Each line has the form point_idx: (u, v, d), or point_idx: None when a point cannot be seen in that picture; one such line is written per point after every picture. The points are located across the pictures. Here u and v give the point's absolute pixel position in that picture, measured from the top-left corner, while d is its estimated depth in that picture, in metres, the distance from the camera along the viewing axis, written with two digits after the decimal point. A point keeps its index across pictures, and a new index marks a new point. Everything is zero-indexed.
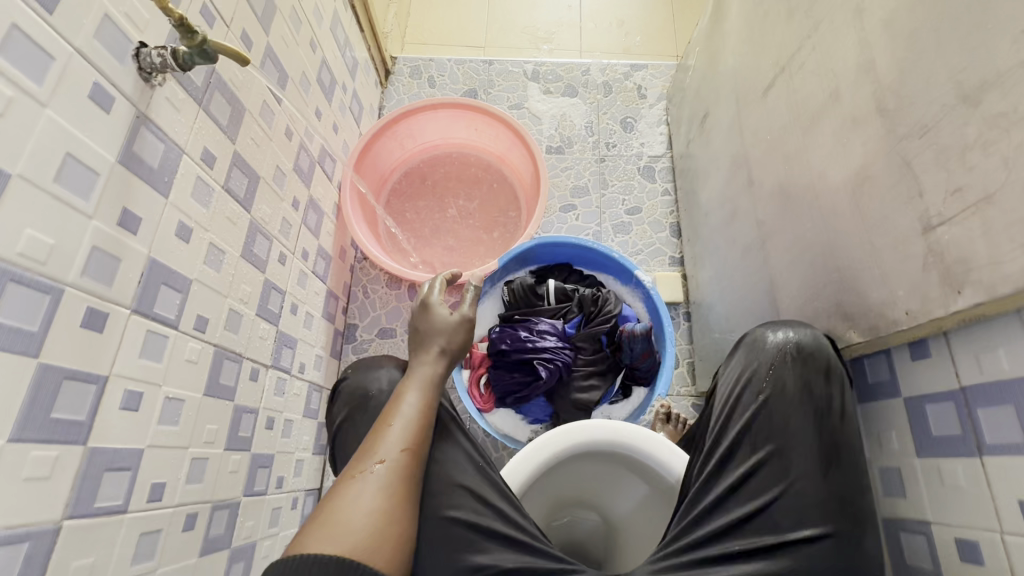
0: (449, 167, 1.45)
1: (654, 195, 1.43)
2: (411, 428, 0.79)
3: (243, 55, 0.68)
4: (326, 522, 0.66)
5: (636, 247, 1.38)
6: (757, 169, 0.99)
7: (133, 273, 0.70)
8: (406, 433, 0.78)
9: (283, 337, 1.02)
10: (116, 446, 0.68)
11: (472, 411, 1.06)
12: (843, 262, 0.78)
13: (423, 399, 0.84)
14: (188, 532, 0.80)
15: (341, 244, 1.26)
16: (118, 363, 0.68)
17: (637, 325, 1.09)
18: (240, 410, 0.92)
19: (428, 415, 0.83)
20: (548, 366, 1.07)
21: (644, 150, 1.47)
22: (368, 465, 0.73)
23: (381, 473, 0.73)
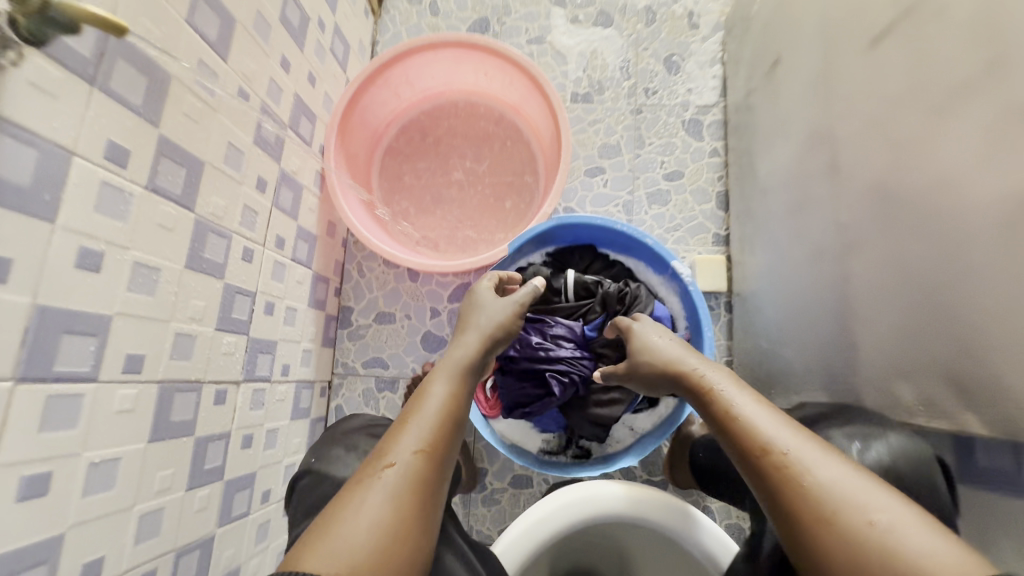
0: (455, 119, 1.22)
1: (699, 157, 1.18)
2: (438, 426, 0.55)
3: (119, 25, 0.45)
4: (311, 554, 0.43)
5: (674, 221, 1.16)
6: (847, 155, 0.72)
7: (9, 334, 0.46)
8: (431, 432, 0.54)
9: (257, 342, 0.86)
10: (33, 565, 0.49)
11: (476, 421, 0.93)
12: (959, 319, 0.55)
13: (453, 388, 0.60)
14: None
15: (328, 219, 1.09)
16: (6, 451, 0.47)
17: None
18: (203, 440, 0.74)
19: (461, 409, 0.59)
20: (561, 380, 0.91)
21: (691, 99, 1.20)
22: (375, 469, 0.50)
23: (393, 483, 0.49)
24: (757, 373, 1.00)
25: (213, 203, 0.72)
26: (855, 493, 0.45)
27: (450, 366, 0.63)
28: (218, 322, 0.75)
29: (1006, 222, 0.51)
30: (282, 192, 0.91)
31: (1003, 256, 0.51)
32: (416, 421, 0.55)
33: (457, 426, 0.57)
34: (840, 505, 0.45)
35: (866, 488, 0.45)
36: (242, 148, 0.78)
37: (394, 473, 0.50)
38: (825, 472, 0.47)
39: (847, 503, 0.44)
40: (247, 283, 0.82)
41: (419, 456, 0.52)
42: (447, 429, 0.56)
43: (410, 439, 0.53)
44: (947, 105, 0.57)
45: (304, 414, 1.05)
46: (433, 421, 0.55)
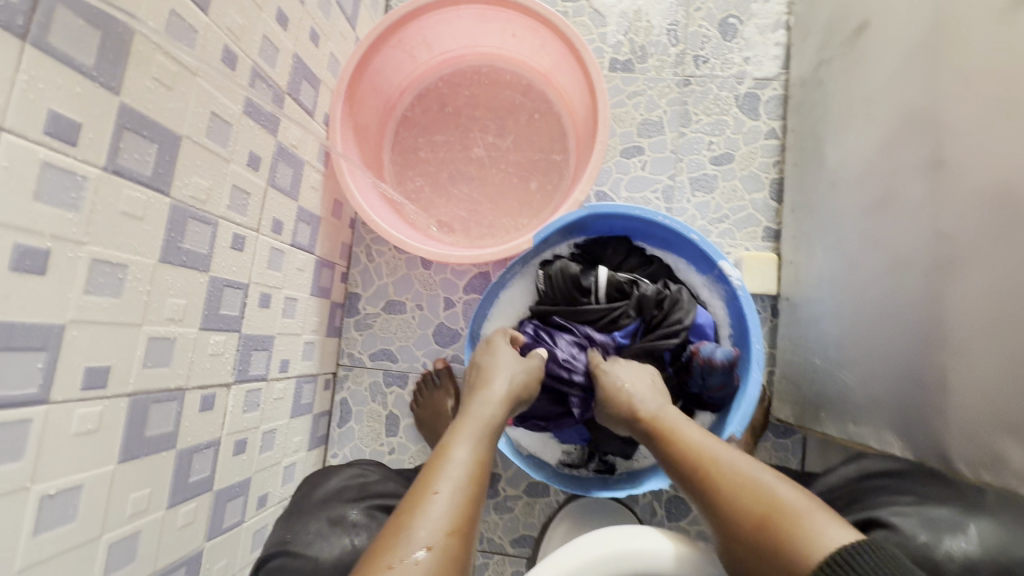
0: (476, 88, 1.09)
1: (753, 137, 1.04)
2: (467, 506, 0.50)
3: None
4: None
5: (720, 211, 1.03)
6: (956, 148, 0.58)
7: None
8: (461, 506, 0.50)
9: (250, 339, 0.77)
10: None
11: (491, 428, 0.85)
12: None
13: (475, 460, 0.55)
14: None
15: (333, 196, 0.98)
16: None
17: (718, 348, 0.79)
18: (188, 451, 0.66)
19: (484, 481, 0.54)
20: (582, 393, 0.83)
21: (748, 70, 1.05)
22: (404, 556, 0.45)
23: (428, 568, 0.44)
24: (797, 390, 0.88)
25: (194, 185, 0.62)
26: (794, 500, 0.48)
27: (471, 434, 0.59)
28: (203, 321, 0.67)
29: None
30: (279, 169, 0.80)
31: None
32: (440, 499, 0.49)
33: (482, 502, 0.52)
34: (774, 506, 0.48)
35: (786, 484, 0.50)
36: (229, 120, 0.67)
37: (430, 557, 0.45)
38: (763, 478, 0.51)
39: (774, 502, 0.48)
40: (238, 275, 0.73)
41: (448, 539, 0.47)
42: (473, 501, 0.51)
43: (440, 513, 0.48)
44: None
45: (306, 410, 0.98)
46: (461, 498, 0.50)
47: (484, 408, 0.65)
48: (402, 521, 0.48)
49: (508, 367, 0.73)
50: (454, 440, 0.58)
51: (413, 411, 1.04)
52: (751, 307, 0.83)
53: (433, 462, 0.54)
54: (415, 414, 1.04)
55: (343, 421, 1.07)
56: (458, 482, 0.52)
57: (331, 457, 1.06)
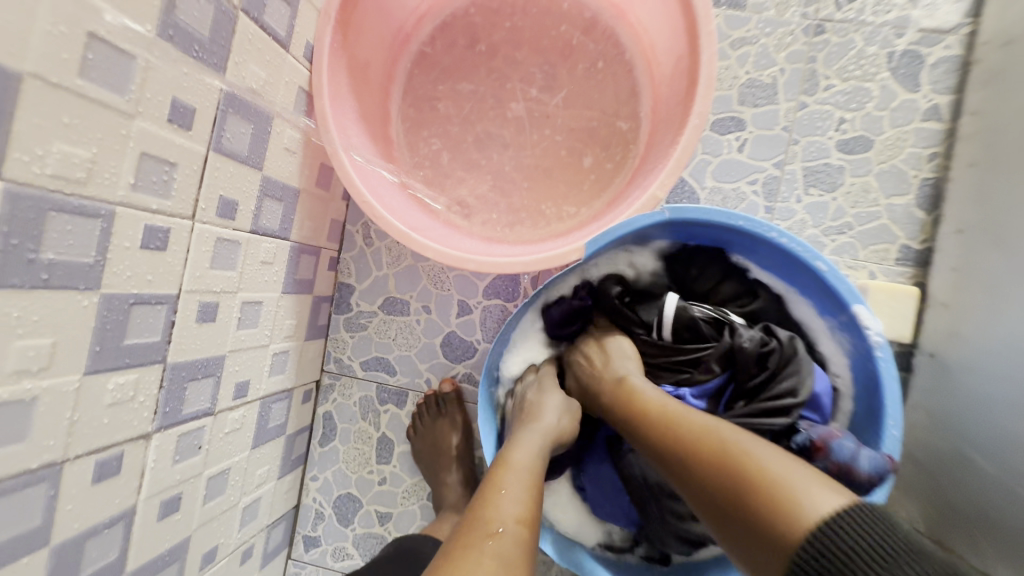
0: (520, 17, 0.79)
1: (906, 117, 0.73)
2: (533, 505, 0.48)
3: None
4: None
5: (843, 218, 0.75)
6: None
7: None
8: (527, 498, 0.48)
9: (184, 368, 0.56)
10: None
11: None
12: None
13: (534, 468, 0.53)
14: None
15: (317, 161, 0.73)
16: None
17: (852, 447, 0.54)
18: (73, 539, 0.46)
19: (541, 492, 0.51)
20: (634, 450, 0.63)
21: (914, 16, 0.72)
22: (480, 533, 0.44)
23: (506, 554, 0.43)
24: (952, 488, 0.64)
25: (59, 157, 0.39)
26: (764, 457, 0.41)
27: (525, 439, 0.57)
28: (92, 362, 0.45)
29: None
30: (229, 126, 0.54)
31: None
32: (507, 490, 0.48)
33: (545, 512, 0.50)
34: (737, 458, 0.42)
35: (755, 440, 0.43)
36: (125, 48, 0.42)
37: (507, 540, 0.44)
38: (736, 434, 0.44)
39: (739, 456, 0.42)
40: (159, 285, 0.50)
41: (523, 530, 0.45)
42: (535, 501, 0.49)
43: (510, 508, 0.46)
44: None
45: (278, 433, 0.78)
46: (524, 495, 0.48)
47: (535, 434, 0.58)
48: (476, 510, 0.47)
49: (558, 402, 0.63)
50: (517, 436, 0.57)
51: (409, 439, 0.84)
52: (892, 375, 0.58)
53: (496, 460, 0.54)
54: (412, 444, 0.83)
55: (326, 439, 0.87)
56: (522, 482, 0.50)
57: (310, 480, 0.88)
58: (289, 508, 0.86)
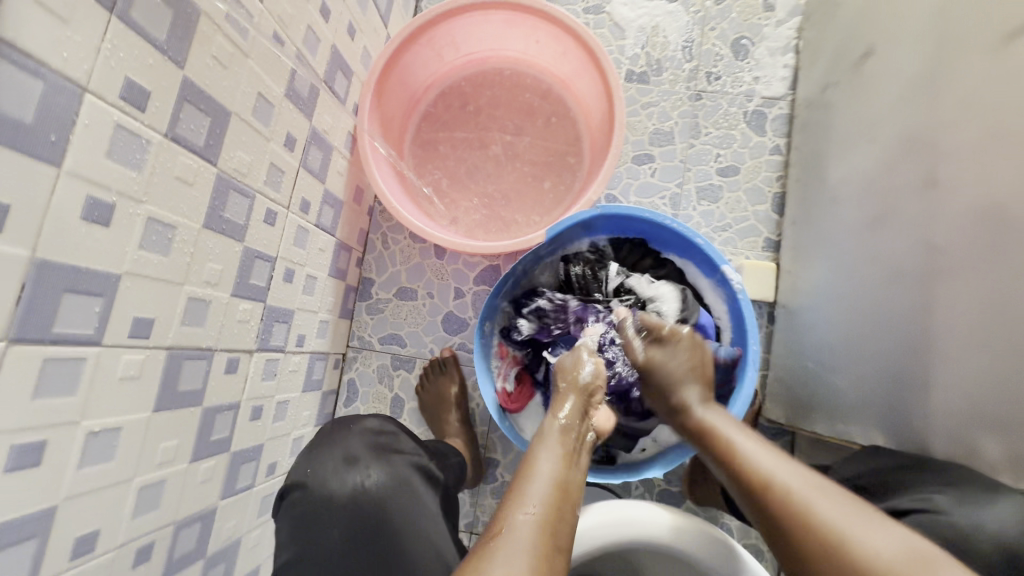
0: (498, 89, 1.14)
1: (759, 152, 1.09)
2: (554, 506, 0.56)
3: None
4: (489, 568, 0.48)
5: (723, 220, 1.08)
6: (950, 168, 0.60)
7: (4, 291, 0.41)
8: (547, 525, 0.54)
9: (273, 311, 0.81)
10: (19, 540, 0.46)
11: (489, 400, 0.92)
12: None
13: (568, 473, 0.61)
14: (142, 567, 0.61)
15: (355, 183, 1.02)
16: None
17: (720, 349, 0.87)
18: (211, 411, 0.70)
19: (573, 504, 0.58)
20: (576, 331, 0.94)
21: (756, 89, 1.10)
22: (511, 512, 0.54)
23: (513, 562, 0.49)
24: (790, 389, 0.91)
25: (237, 159, 0.67)
26: (834, 515, 0.51)
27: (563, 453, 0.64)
28: (235, 288, 0.70)
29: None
30: (310, 151, 0.84)
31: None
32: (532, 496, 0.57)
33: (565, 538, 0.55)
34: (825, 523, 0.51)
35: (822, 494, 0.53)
36: (271, 100, 0.71)
37: (531, 544, 0.51)
38: (780, 471, 0.57)
39: (865, 549, 0.48)
40: (268, 247, 0.77)
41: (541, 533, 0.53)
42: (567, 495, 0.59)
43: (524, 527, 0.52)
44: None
45: (317, 386, 1.01)
46: (551, 490, 0.58)
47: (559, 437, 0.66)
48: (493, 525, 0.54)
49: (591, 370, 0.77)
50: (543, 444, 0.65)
51: (417, 394, 1.08)
52: (748, 308, 0.88)
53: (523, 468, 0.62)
54: (419, 398, 1.07)
55: (349, 401, 1.10)
56: (531, 532, 0.53)
57: None
58: None
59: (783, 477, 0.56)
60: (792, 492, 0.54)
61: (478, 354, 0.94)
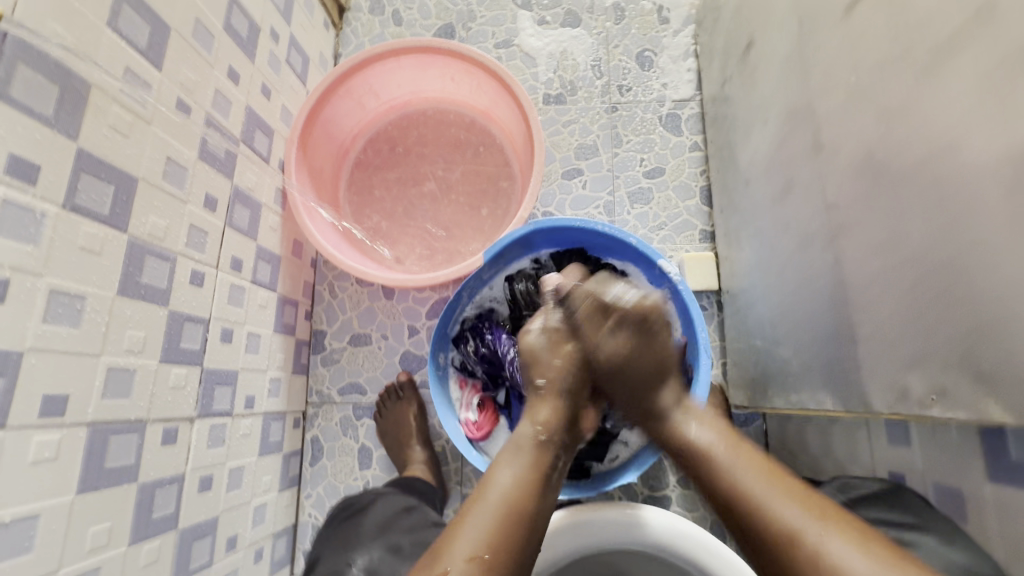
0: (424, 129, 1.17)
1: (680, 151, 1.14)
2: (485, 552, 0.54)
3: None
4: None
5: (658, 219, 1.11)
6: (831, 131, 0.64)
7: None
8: (491, 538, 0.55)
9: (213, 375, 0.79)
10: None
11: (454, 436, 0.90)
12: (957, 294, 0.48)
13: (526, 470, 0.62)
14: None
15: (292, 237, 1.03)
16: None
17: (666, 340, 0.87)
18: (149, 487, 0.66)
19: (534, 502, 0.60)
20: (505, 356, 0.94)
21: (667, 94, 1.16)
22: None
23: None
24: (748, 371, 0.92)
25: (151, 224, 0.66)
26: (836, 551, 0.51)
27: (518, 444, 0.65)
28: (163, 354, 0.69)
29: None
30: (236, 211, 0.84)
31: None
32: (491, 507, 0.58)
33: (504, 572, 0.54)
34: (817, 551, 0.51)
35: (789, 503, 0.56)
36: (184, 164, 0.72)
37: (482, 561, 0.53)
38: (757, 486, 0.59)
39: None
40: (199, 310, 0.76)
41: (495, 548, 0.55)
42: (531, 499, 0.60)
43: (475, 545, 0.54)
44: (953, 46, 0.47)
45: (276, 448, 0.97)
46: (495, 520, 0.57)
47: (513, 451, 0.64)
48: (442, 547, 0.56)
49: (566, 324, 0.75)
50: (502, 460, 0.64)
51: (376, 422, 1.04)
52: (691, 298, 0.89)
53: (485, 477, 0.63)
54: (378, 426, 1.04)
55: (315, 459, 1.06)
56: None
57: (304, 498, 1.04)
58: (289, 523, 1.02)
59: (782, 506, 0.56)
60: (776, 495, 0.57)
61: (435, 392, 0.93)
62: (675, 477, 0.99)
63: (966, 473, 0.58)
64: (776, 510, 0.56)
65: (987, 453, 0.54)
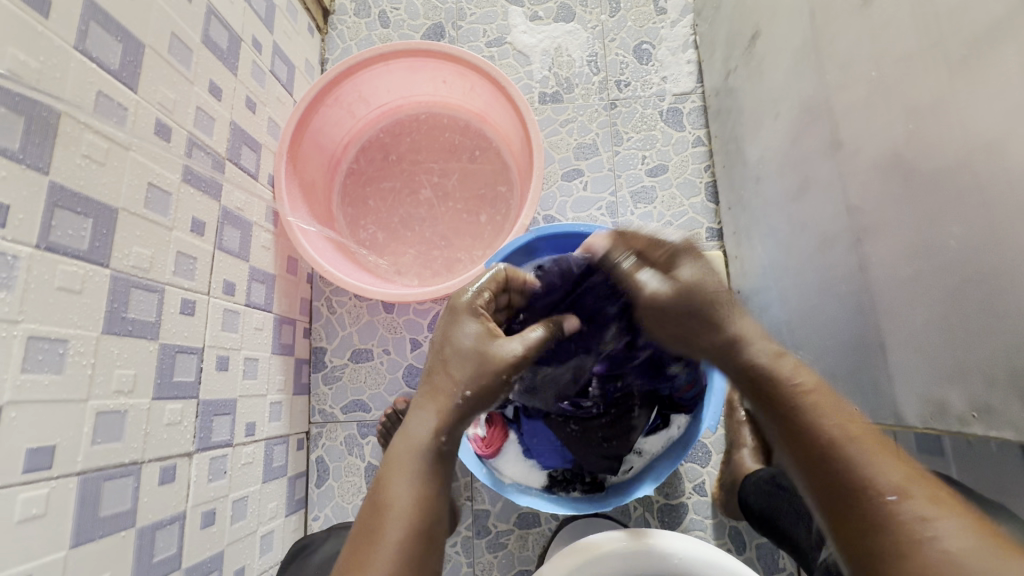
0: (417, 134, 1.13)
1: (683, 147, 1.10)
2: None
3: None
4: None
5: (663, 218, 1.08)
6: (850, 126, 0.60)
7: None
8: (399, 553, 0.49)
9: (210, 405, 0.76)
10: None
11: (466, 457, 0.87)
12: (1005, 305, 0.45)
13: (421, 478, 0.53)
14: None
15: (286, 254, 0.99)
16: None
17: None
18: (149, 529, 0.64)
19: (430, 516, 0.52)
20: None
21: (667, 88, 1.12)
22: None
23: None
24: None
25: (136, 255, 0.63)
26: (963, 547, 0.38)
27: (409, 455, 0.55)
28: (156, 391, 0.66)
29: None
30: (226, 233, 0.81)
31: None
32: (377, 544, 0.49)
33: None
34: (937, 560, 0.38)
35: (886, 464, 0.44)
36: (168, 189, 0.68)
37: None
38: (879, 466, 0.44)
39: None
40: (192, 340, 0.72)
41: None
42: (421, 518, 0.52)
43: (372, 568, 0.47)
44: (991, 36, 0.44)
45: (280, 472, 0.94)
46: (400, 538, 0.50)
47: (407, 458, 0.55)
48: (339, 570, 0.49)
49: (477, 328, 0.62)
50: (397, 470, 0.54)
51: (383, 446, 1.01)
52: None
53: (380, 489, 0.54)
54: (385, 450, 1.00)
55: (321, 480, 1.03)
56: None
57: (312, 520, 1.02)
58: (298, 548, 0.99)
59: (858, 453, 0.45)
60: (868, 458, 0.44)
61: None
62: (690, 484, 0.97)
63: (1007, 486, 0.55)
64: (866, 461, 0.44)
65: None
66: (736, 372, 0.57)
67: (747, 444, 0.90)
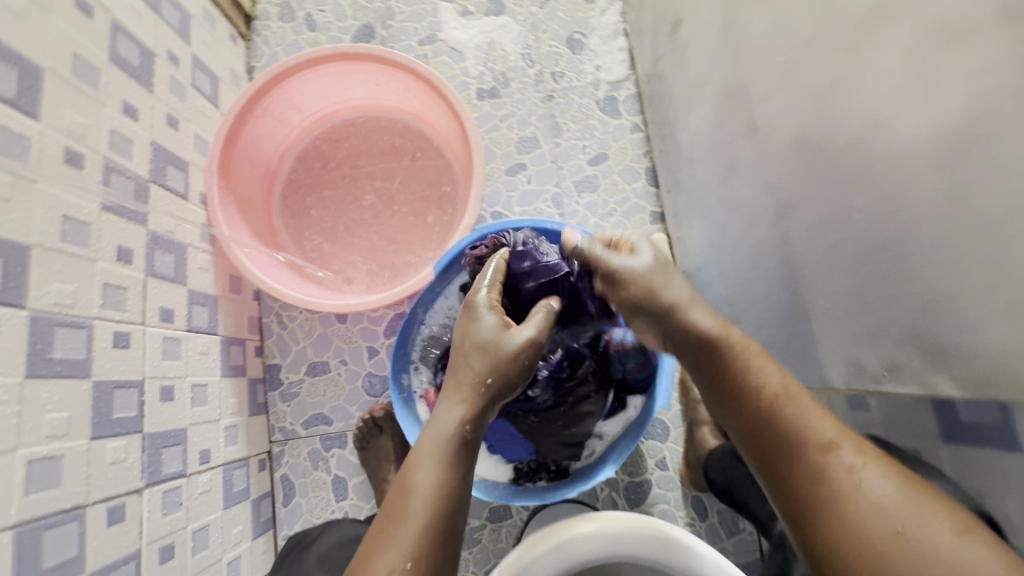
0: (356, 138, 1.11)
1: (621, 134, 1.12)
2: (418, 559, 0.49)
3: None
4: None
5: (607, 206, 1.10)
6: (764, 109, 0.63)
7: None
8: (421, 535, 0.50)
9: (158, 438, 0.73)
10: None
11: None
12: (903, 271, 0.48)
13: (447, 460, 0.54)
14: None
15: (228, 273, 0.96)
16: None
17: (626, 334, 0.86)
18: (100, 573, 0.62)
19: (455, 494, 0.53)
20: None
21: (602, 76, 1.14)
22: None
23: None
24: None
25: (57, 292, 0.60)
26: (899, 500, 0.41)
27: (426, 443, 0.55)
28: (94, 430, 0.63)
29: (961, 142, 0.41)
30: (157, 258, 0.78)
31: (989, 177, 0.39)
32: (404, 524, 0.50)
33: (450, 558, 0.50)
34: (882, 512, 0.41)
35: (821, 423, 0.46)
36: (86, 219, 0.65)
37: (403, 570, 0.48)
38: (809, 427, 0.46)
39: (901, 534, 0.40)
40: (129, 373, 0.70)
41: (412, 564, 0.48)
42: (445, 499, 0.52)
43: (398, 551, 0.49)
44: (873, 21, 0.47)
45: (242, 496, 0.92)
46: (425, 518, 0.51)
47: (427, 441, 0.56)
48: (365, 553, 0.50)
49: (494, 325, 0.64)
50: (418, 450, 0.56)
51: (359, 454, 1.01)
52: None
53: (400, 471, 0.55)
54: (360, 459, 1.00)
55: (287, 499, 1.01)
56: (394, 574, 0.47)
57: (282, 540, 1.00)
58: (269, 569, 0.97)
59: (796, 421, 0.47)
60: (802, 420, 0.47)
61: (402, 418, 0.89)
62: (652, 460, 1.01)
63: (925, 436, 0.59)
64: (801, 424, 0.47)
65: (939, 414, 0.56)
66: (674, 355, 0.59)
67: (706, 421, 0.94)
